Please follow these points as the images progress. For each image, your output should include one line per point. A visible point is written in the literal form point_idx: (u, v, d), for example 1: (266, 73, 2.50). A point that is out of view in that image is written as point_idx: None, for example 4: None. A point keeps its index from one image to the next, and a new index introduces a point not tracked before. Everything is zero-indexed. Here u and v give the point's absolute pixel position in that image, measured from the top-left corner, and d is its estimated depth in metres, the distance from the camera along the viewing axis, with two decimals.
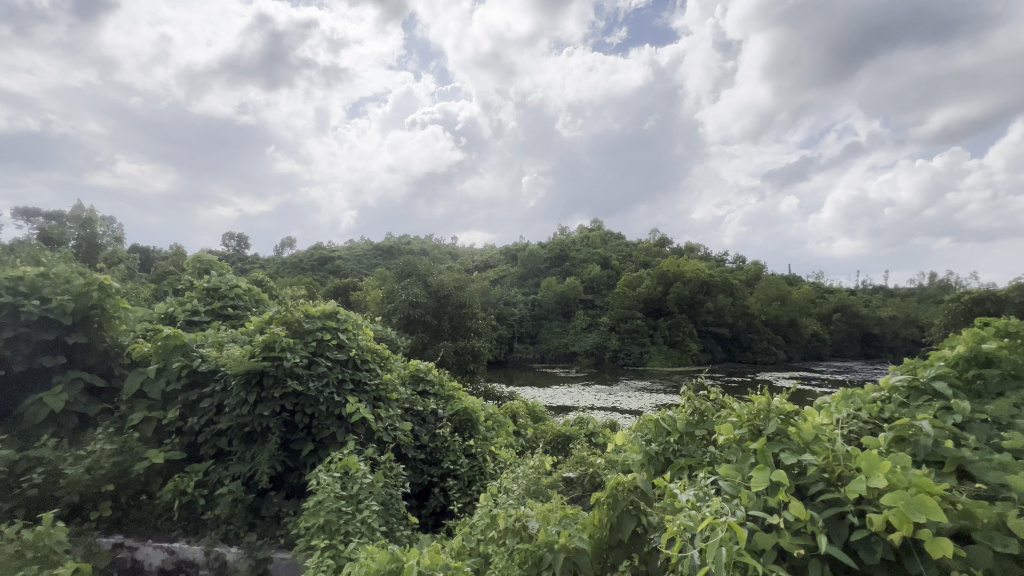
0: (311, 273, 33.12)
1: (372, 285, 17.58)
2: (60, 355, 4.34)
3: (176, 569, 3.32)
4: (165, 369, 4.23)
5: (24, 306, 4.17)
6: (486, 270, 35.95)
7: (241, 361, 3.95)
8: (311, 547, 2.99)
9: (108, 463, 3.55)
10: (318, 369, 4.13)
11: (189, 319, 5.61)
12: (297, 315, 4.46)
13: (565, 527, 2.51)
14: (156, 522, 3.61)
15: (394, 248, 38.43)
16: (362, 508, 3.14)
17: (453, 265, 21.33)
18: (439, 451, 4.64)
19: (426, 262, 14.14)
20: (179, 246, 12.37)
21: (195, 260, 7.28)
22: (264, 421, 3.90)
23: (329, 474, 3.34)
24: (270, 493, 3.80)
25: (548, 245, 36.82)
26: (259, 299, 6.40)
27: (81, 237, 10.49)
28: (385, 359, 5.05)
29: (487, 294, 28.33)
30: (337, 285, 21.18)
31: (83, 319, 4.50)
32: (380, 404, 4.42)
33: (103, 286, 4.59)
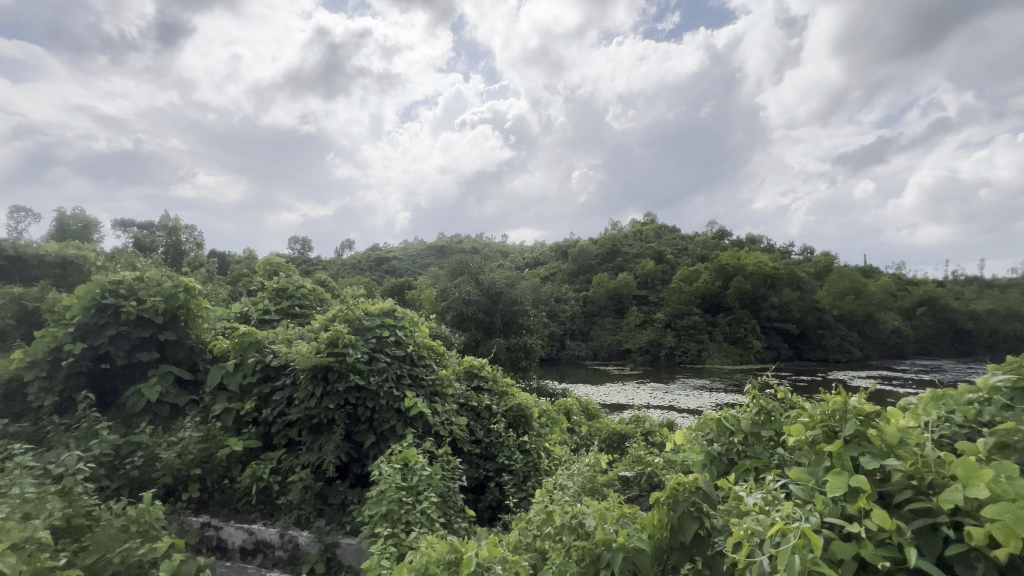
0: (369, 274, 34.59)
1: (426, 283, 18.09)
2: (154, 350, 4.81)
3: (255, 548, 3.56)
4: (242, 364, 4.58)
5: (124, 307, 4.67)
6: (536, 268, 35.94)
7: (308, 357, 4.20)
8: (375, 534, 3.12)
9: (195, 449, 3.89)
10: (378, 364, 4.31)
11: (262, 317, 6.03)
12: (358, 313, 4.68)
13: (623, 526, 2.47)
14: (236, 505, 3.90)
15: (446, 247, 39.27)
16: (422, 499, 3.25)
17: (504, 262, 21.50)
18: (494, 446, 4.70)
19: (477, 261, 14.35)
20: (251, 250, 13.31)
21: (266, 263, 7.82)
22: (330, 414, 4.13)
23: (390, 466, 3.48)
24: (336, 483, 4.01)
25: (599, 241, 36.26)
26: (322, 298, 6.76)
27: (168, 243, 11.54)
28: (441, 356, 5.19)
29: (538, 291, 28.33)
30: (393, 284, 21.95)
31: (172, 318, 4.96)
32: (436, 400, 4.55)
33: (188, 288, 5.04)
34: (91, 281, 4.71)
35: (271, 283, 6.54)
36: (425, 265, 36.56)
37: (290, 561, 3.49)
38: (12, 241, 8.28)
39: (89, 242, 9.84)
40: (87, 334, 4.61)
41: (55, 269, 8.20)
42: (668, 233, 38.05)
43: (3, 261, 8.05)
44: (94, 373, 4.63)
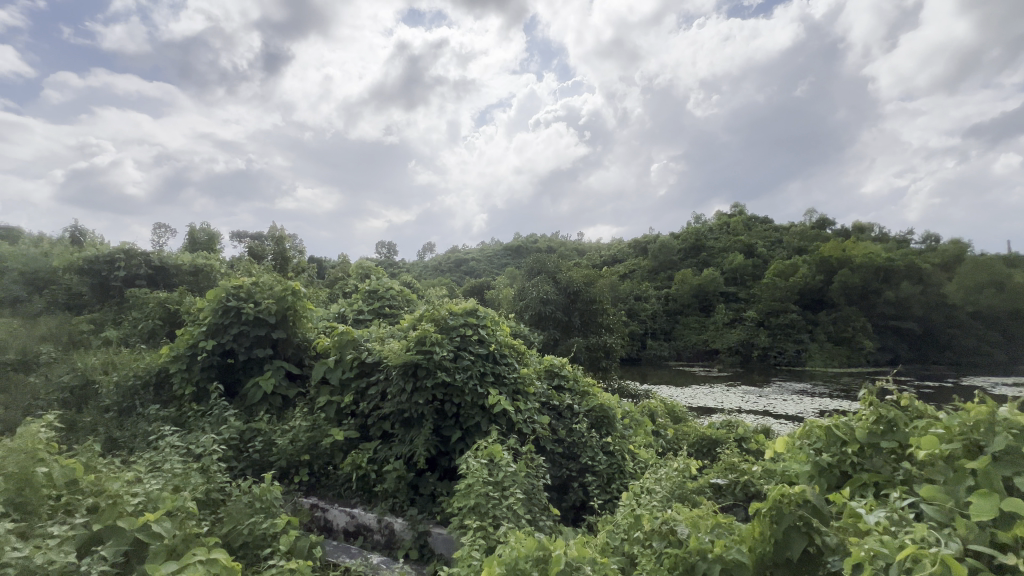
0: (449, 275, 35.92)
1: (504, 283, 18.41)
2: (268, 347, 5.39)
3: (357, 530, 3.84)
4: (341, 360, 4.98)
5: (245, 309, 5.30)
6: (614, 266, 35.12)
7: (399, 354, 4.46)
8: (464, 526, 3.23)
9: (304, 437, 4.30)
10: (463, 361, 4.46)
11: (356, 317, 6.51)
12: (443, 313, 4.88)
13: (718, 536, 2.34)
14: (339, 489, 4.23)
15: (522, 247, 39.59)
16: (507, 495, 3.31)
17: (580, 261, 21.27)
18: (577, 446, 4.66)
19: (554, 260, 14.32)
20: (345, 255, 14.43)
21: (358, 267, 8.46)
22: (419, 408, 4.33)
23: (477, 461, 3.59)
24: (426, 474, 4.21)
25: (681, 235, 34.54)
26: (409, 298, 7.15)
27: (276, 251, 12.87)
28: (522, 354, 5.26)
29: (617, 290, 27.66)
30: (473, 284, 22.61)
31: (283, 318, 5.52)
32: (519, 398, 4.62)
33: (295, 291, 5.60)
34: (219, 286, 5.41)
35: (364, 286, 7.04)
36: (502, 265, 37.18)
37: (387, 546, 3.73)
38: (157, 253, 9.72)
39: (214, 252, 11.26)
40: (216, 332, 5.28)
41: (190, 277, 9.50)
42: (760, 223, 35.20)
43: (151, 271, 9.48)
44: (222, 367, 5.29)
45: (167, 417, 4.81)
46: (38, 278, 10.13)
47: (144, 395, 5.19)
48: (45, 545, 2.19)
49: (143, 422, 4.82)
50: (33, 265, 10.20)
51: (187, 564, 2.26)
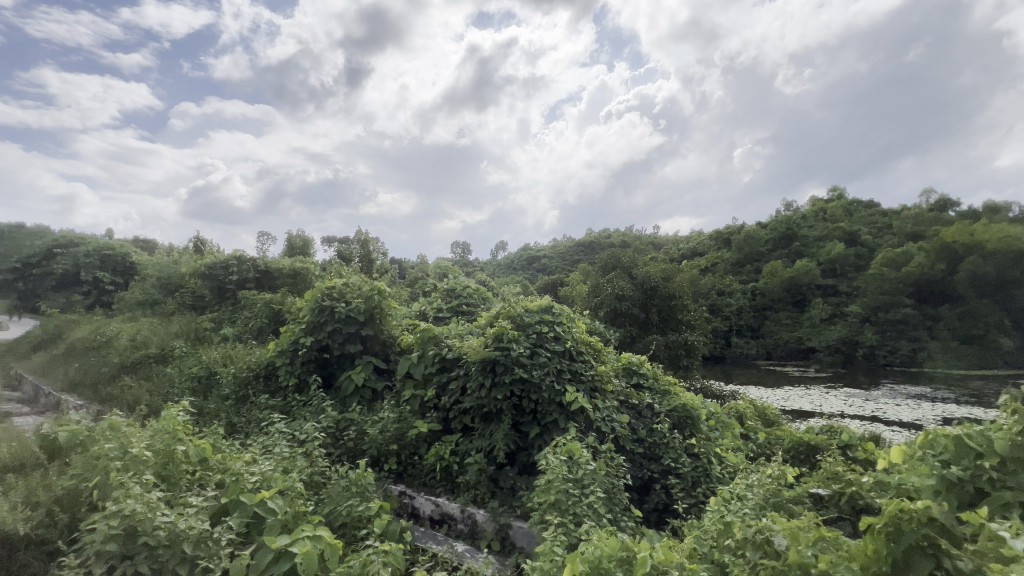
0: (522, 273, 36.23)
1: (577, 280, 18.20)
2: (359, 343, 5.80)
3: (442, 519, 4.01)
4: (424, 356, 5.23)
5: (338, 308, 5.75)
6: (694, 259, 33.39)
7: (478, 350, 4.59)
8: (545, 521, 3.25)
9: (392, 428, 4.57)
10: (540, 358, 4.49)
11: (436, 314, 6.79)
12: (519, 310, 4.95)
13: (823, 550, 2.15)
14: (424, 479, 4.43)
15: (595, 242, 38.87)
16: (588, 493, 3.29)
17: (656, 255, 20.46)
18: (659, 446, 4.50)
19: (630, 255, 13.91)
20: (423, 256, 15.10)
21: (437, 266, 8.83)
22: (498, 404, 4.42)
23: (556, 457, 3.59)
24: (506, 468, 4.28)
25: (769, 224, 31.94)
26: (485, 296, 7.34)
27: (362, 254, 13.79)
28: (599, 352, 5.20)
29: (697, 285, 26.30)
30: (546, 282, 22.63)
31: (370, 316, 5.92)
32: (597, 395, 4.57)
33: (381, 291, 5.98)
34: (315, 287, 5.92)
35: (443, 285, 7.32)
36: (575, 261, 36.82)
37: (470, 535, 3.86)
38: (262, 258, 10.84)
39: (310, 256, 12.32)
40: (314, 329, 5.78)
41: (290, 279, 10.49)
42: (863, 208, 31.42)
43: (258, 274, 10.61)
44: (319, 361, 5.78)
45: (275, 405, 5.35)
46: (170, 282, 11.72)
47: (256, 385, 5.82)
48: (186, 513, 2.52)
49: (256, 409, 5.40)
50: (166, 272, 11.81)
51: (297, 538, 2.51)
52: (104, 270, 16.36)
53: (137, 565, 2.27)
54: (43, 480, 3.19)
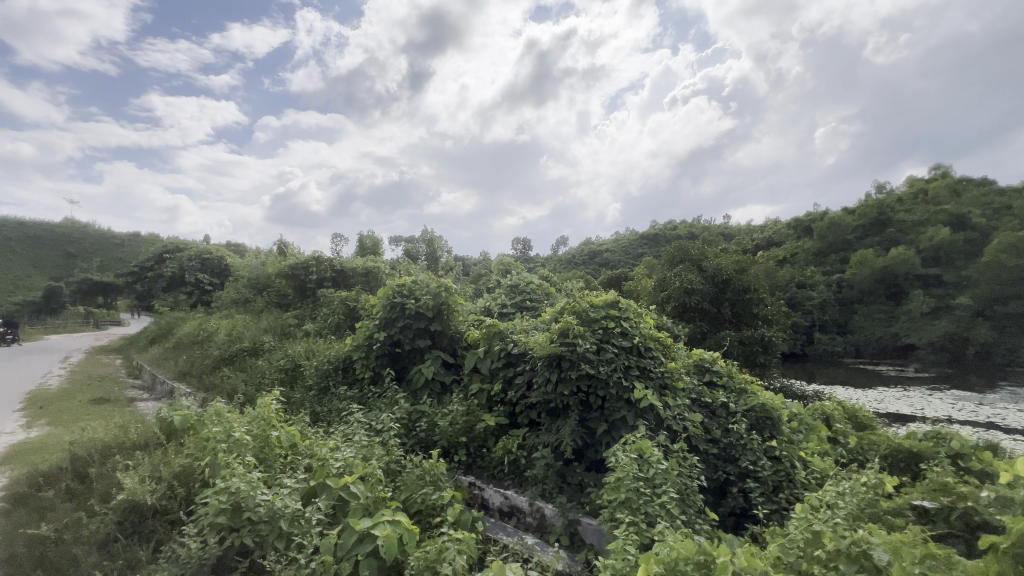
0: (583, 268, 35.79)
1: (642, 274, 17.65)
2: (427, 338, 6.03)
3: (511, 511, 4.06)
4: (490, 351, 5.33)
5: (408, 304, 6.01)
6: (770, 250, 31.25)
7: (544, 346, 4.60)
8: (615, 519, 3.19)
9: (461, 421, 4.69)
10: (606, 354, 4.43)
11: (501, 311, 6.88)
12: (585, 306, 4.90)
13: (931, 570, 1.95)
14: (493, 471, 4.51)
15: (660, 233, 37.35)
16: (660, 493, 3.19)
17: (726, 246, 19.35)
18: (735, 448, 4.27)
19: (699, 247, 13.21)
20: (486, 253, 15.36)
21: (500, 263, 8.97)
22: (565, 399, 4.40)
23: (626, 455, 3.51)
24: (574, 464, 4.25)
25: (858, 209, 29.06)
26: (548, 292, 7.34)
27: (428, 253, 14.30)
28: (668, 348, 5.02)
29: (773, 277, 24.55)
30: (610, 276, 22.12)
31: (438, 312, 6.12)
32: (667, 393, 4.42)
33: (448, 288, 6.17)
34: (387, 285, 6.22)
35: (507, 281, 7.41)
36: (638, 254, 35.70)
37: (539, 529, 3.88)
38: (337, 258, 11.54)
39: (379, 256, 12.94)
40: (386, 324, 6.08)
41: (363, 278, 11.12)
42: (974, 187, 26.96)
43: (334, 274, 11.31)
44: (391, 355, 6.07)
45: (353, 396, 5.70)
46: (259, 282, 12.81)
47: (335, 377, 6.22)
48: (282, 493, 2.76)
49: (336, 400, 5.78)
50: (255, 274, 12.93)
51: (378, 522, 2.66)
52: (203, 272, 18.22)
53: (243, 537, 2.53)
54: (163, 458, 3.64)
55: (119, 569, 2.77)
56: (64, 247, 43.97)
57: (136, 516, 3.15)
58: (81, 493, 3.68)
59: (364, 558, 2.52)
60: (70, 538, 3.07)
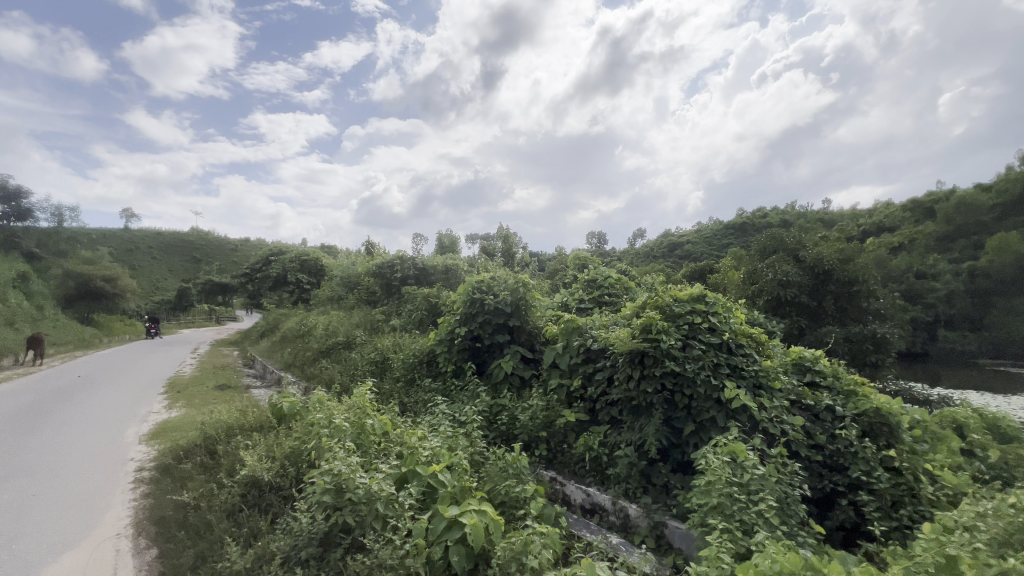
0: (662, 261, 34.32)
1: (729, 265, 16.51)
2: (506, 333, 6.13)
3: (593, 508, 4.00)
4: (568, 346, 5.28)
5: (487, 300, 6.15)
6: (882, 235, 27.80)
7: (625, 341, 4.48)
8: (707, 525, 3.02)
9: (541, 415, 4.70)
10: (693, 351, 4.21)
11: (579, 305, 6.80)
12: (668, 300, 4.70)
13: None
14: (574, 467, 4.46)
15: (747, 222, 34.70)
16: (757, 501, 2.98)
17: (827, 234, 17.53)
18: (843, 456, 3.86)
19: (795, 235, 12.06)
20: (561, 248, 15.27)
21: (576, 257, 8.85)
22: (648, 397, 4.25)
23: (717, 457, 3.32)
24: (658, 464, 4.09)
25: (996, 186, 24.90)
26: (627, 286, 7.12)
27: (504, 249, 14.51)
28: (763, 345, 4.66)
29: (885, 266, 21.81)
30: (692, 269, 20.95)
31: (517, 307, 6.20)
32: (761, 393, 4.12)
33: (526, 283, 6.23)
34: (467, 282, 6.42)
35: (584, 275, 7.29)
36: (723, 245, 33.47)
37: (623, 529, 3.78)
38: (419, 257, 12.12)
39: (458, 254, 13.36)
40: (467, 320, 6.28)
41: (444, 275, 11.59)
42: None
43: (417, 272, 11.89)
44: (472, 350, 6.25)
45: (437, 389, 5.97)
46: (350, 281, 13.79)
47: (421, 369, 6.55)
48: (377, 477, 2.96)
49: (422, 391, 6.10)
50: (347, 273, 13.94)
51: (465, 511, 2.75)
52: (303, 272, 20.00)
53: (345, 515, 2.73)
54: (275, 441, 4.06)
55: (245, 536, 3.12)
56: (192, 254, 50.60)
57: (255, 490, 3.53)
58: (212, 466, 4.22)
59: (453, 544, 2.61)
60: (205, 505, 3.52)
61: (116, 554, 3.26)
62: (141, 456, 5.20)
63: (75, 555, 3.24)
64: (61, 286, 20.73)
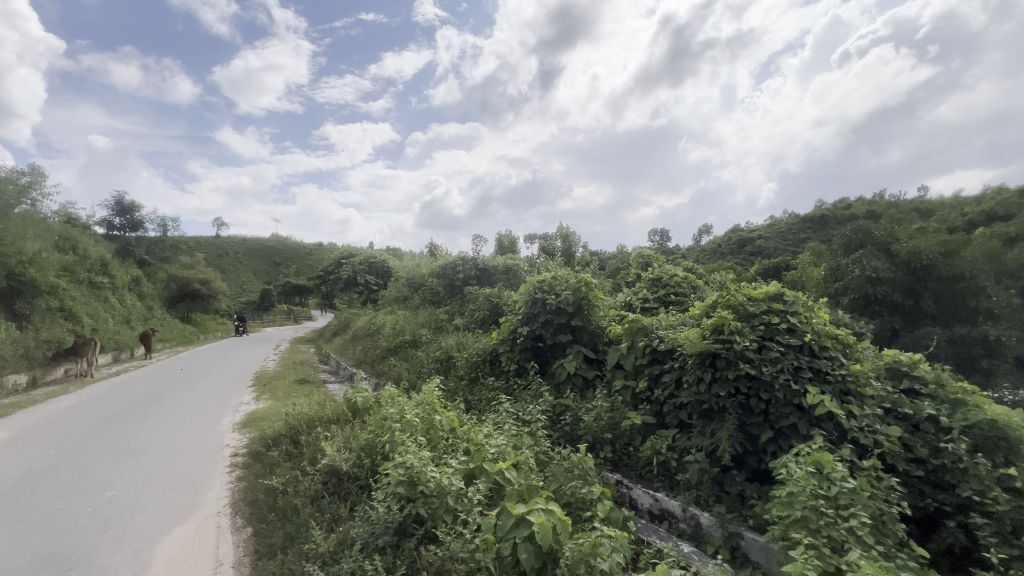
0: (731, 258, 32.49)
1: (807, 260, 15.31)
2: (569, 333, 6.08)
3: (662, 515, 3.86)
4: (633, 347, 5.15)
5: (549, 300, 6.15)
6: (993, 224, 24.55)
7: (695, 342, 4.30)
8: (788, 538, 2.83)
9: (606, 417, 4.63)
10: (770, 354, 3.95)
11: (643, 305, 6.61)
12: (741, 299, 4.46)
13: None
14: (640, 471, 4.34)
15: (827, 213, 32.03)
16: (849, 517, 2.74)
17: (923, 224, 15.77)
18: (950, 472, 3.47)
19: (885, 227, 10.98)
20: (622, 246, 14.90)
21: (638, 256, 8.62)
22: (720, 401, 4.04)
23: (801, 467, 3.10)
24: (732, 472, 3.89)
25: None
26: (695, 285, 6.83)
27: (563, 248, 14.41)
28: (851, 348, 4.28)
29: (997, 259, 19.23)
30: (765, 265, 19.68)
31: (579, 307, 6.15)
32: (850, 400, 3.79)
33: (588, 283, 6.15)
34: (528, 282, 6.45)
35: (648, 274, 7.08)
36: (800, 239, 31.12)
37: (695, 538, 3.63)
38: (480, 258, 12.35)
39: (517, 254, 13.46)
40: (529, 319, 6.30)
41: (504, 275, 11.73)
42: None
43: (478, 272, 12.13)
44: (534, 349, 6.27)
45: (500, 387, 6.05)
46: (414, 281, 14.31)
47: (484, 368, 6.66)
48: (447, 472, 3.05)
49: (485, 390, 6.21)
50: (411, 274, 14.49)
51: (533, 509, 2.77)
52: (371, 274, 21.02)
53: (418, 507, 2.85)
54: (352, 433, 4.32)
55: (328, 520, 3.34)
56: (272, 258, 54.89)
57: (335, 478, 3.77)
58: (295, 454, 4.56)
59: (521, 542, 2.63)
60: (292, 490, 3.81)
61: (219, 529, 3.63)
62: (235, 442, 5.74)
63: (185, 527, 3.65)
64: (166, 289, 23.27)
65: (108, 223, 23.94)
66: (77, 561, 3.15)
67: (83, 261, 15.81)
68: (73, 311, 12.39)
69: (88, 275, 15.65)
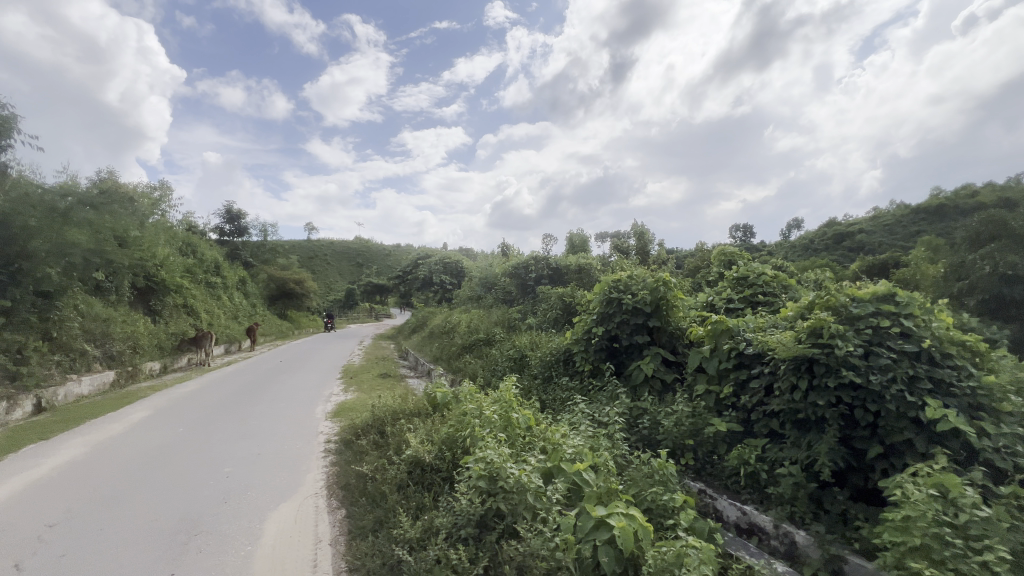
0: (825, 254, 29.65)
1: (922, 255, 13.53)
2: (645, 334, 5.89)
3: (750, 529, 3.63)
4: (717, 349, 4.87)
5: (625, 300, 5.99)
6: None
7: (789, 347, 3.99)
8: (904, 567, 2.54)
9: (687, 422, 4.42)
10: (880, 361, 3.56)
11: (727, 305, 6.24)
12: (843, 299, 4.06)
13: None
14: (725, 481, 4.12)
15: (946, 202, 28.10)
16: (980, 549, 2.41)
17: None
18: None
19: None
20: (701, 243, 14.15)
21: (721, 253, 8.13)
22: (818, 411, 3.71)
23: (920, 489, 2.76)
24: (833, 489, 3.56)
25: None
26: (787, 284, 6.31)
27: (638, 247, 13.97)
28: (983, 356, 3.74)
29: None
30: (868, 262, 17.69)
31: (656, 308, 5.93)
32: (981, 416, 3.32)
33: (666, 283, 5.92)
34: (603, 282, 6.33)
35: (732, 273, 6.65)
36: (911, 232, 27.63)
37: (788, 557, 3.37)
38: (552, 257, 12.34)
39: (590, 253, 13.29)
40: (604, 319, 6.19)
41: (577, 274, 11.62)
42: None
43: (550, 271, 12.15)
44: (610, 350, 6.14)
45: (575, 387, 6.03)
46: (487, 281, 14.63)
47: (558, 367, 6.66)
48: (526, 470, 3.10)
49: (560, 389, 6.21)
50: (485, 274, 14.83)
51: (613, 512, 2.73)
52: (446, 274, 21.79)
53: (499, 502, 2.92)
54: (433, 426, 4.52)
55: (413, 507, 3.53)
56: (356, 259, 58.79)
57: (419, 468, 3.97)
58: (381, 443, 4.86)
59: (601, 544, 2.61)
60: (379, 477, 4.07)
61: (317, 509, 3.98)
62: (328, 429, 6.25)
63: (289, 505, 4.04)
64: (267, 288, 25.85)
65: (220, 229, 26.98)
66: (204, 528, 3.60)
67: (201, 263, 18.02)
68: (194, 307, 14.15)
69: (205, 276, 17.79)
